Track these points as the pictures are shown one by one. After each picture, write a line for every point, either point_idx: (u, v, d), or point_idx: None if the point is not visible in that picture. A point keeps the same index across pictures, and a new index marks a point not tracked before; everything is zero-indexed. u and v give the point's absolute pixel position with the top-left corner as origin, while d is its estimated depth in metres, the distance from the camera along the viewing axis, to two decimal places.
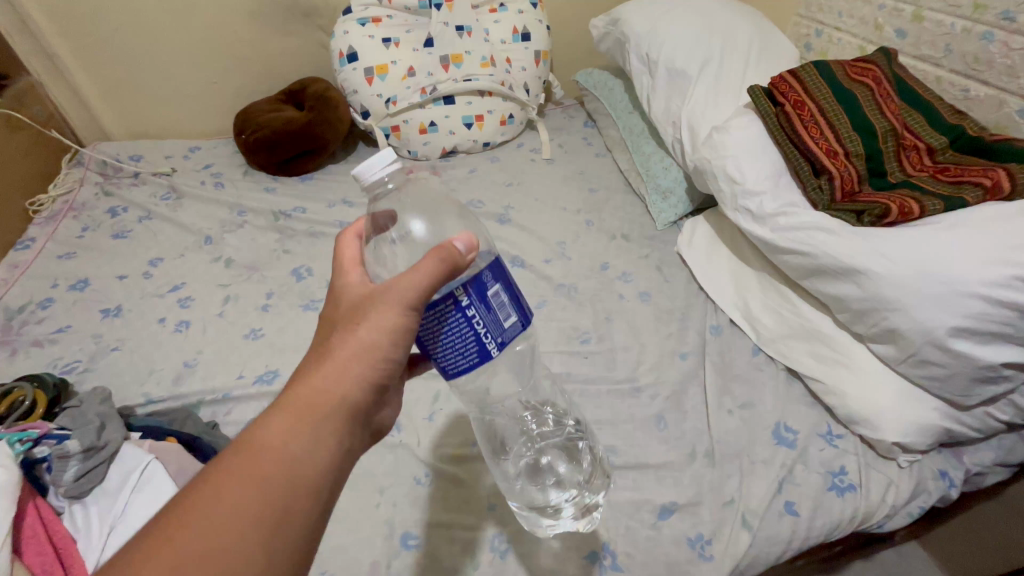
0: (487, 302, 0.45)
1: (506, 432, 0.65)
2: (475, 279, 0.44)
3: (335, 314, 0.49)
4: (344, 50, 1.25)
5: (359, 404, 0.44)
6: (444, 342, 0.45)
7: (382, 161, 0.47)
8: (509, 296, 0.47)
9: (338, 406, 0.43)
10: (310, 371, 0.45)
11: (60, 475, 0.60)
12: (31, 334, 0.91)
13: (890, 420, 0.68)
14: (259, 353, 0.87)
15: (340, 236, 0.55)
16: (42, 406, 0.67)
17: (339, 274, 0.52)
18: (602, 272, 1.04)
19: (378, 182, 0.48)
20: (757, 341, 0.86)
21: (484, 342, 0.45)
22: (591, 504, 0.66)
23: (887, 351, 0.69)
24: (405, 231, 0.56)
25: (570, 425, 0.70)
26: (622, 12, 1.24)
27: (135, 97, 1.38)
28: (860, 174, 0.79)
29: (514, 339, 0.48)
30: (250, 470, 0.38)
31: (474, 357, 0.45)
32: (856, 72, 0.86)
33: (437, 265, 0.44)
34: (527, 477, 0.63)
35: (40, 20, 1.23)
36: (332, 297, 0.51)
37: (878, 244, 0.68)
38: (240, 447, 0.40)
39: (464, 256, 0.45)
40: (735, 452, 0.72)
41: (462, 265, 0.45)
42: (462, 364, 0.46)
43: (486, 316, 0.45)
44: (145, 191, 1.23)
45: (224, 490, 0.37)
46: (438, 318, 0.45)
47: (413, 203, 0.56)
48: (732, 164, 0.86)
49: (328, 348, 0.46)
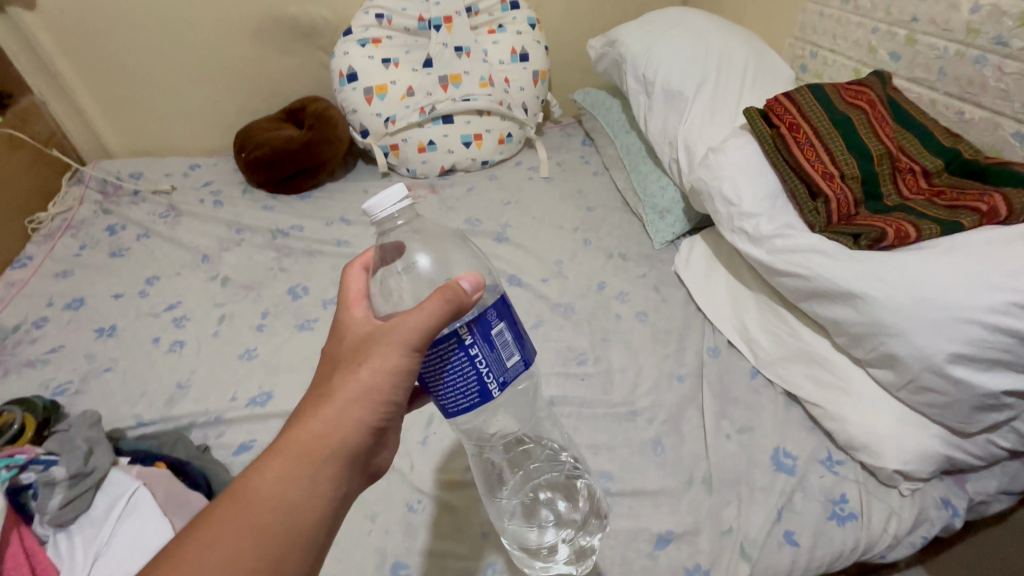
0: (490, 342, 0.45)
1: (504, 468, 0.64)
2: (480, 319, 0.44)
3: (337, 350, 0.50)
4: (344, 70, 1.27)
5: (358, 448, 0.45)
6: (446, 380, 0.46)
7: (392, 198, 0.48)
8: (512, 334, 0.47)
9: (337, 450, 0.44)
10: (311, 410, 0.45)
11: (46, 503, 0.59)
12: (24, 353, 0.91)
13: (891, 448, 0.66)
14: (253, 374, 0.87)
15: (347, 270, 0.56)
16: (30, 431, 0.67)
17: (344, 308, 0.53)
18: (599, 292, 1.03)
19: (388, 215, 0.49)
20: (755, 363, 0.85)
21: (485, 381, 0.46)
22: (587, 547, 0.64)
23: (886, 376, 0.68)
24: (410, 265, 0.56)
25: (570, 462, 0.69)
26: (619, 33, 1.25)
27: (137, 115, 1.39)
28: (856, 196, 0.79)
29: (514, 378, 0.48)
30: (249, 518, 0.40)
31: (474, 397, 0.46)
32: (851, 94, 0.87)
33: (441, 306, 0.44)
34: (522, 516, 0.62)
35: (46, 41, 1.25)
36: (335, 330, 0.52)
37: (875, 269, 0.68)
38: (240, 489, 0.41)
39: (470, 295, 0.45)
40: (733, 478, 0.71)
41: (467, 306, 0.45)
42: (463, 403, 0.46)
43: (488, 355, 0.45)
44: (144, 209, 1.24)
45: (223, 534, 0.39)
46: (440, 355, 0.45)
47: (420, 237, 0.57)
48: (728, 185, 0.86)
49: (328, 388, 0.47)
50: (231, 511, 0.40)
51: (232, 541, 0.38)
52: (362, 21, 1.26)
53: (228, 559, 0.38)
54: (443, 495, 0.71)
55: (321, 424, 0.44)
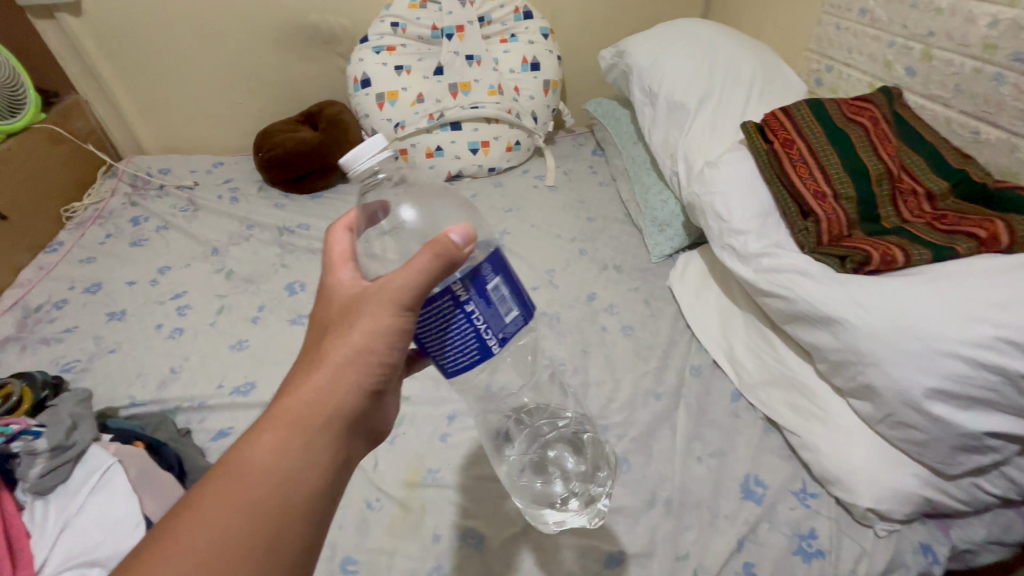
0: (487, 298, 0.46)
1: (509, 429, 0.66)
2: (474, 276, 0.45)
3: (326, 315, 0.50)
4: (359, 76, 1.31)
5: (354, 411, 0.46)
6: (449, 342, 0.47)
7: (370, 148, 0.51)
8: (509, 289, 0.48)
9: (332, 415, 0.45)
10: (303, 377, 0.46)
11: (28, 471, 0.63)
12: (41, 332, 0.98)
13: (866, 484, 0.62)
14: (241, 364, 0.90)
15: (331, 230, 0.56)
16: (27, 403, 0.72)
17: (329, 270, 0.53)
18: (587, 303, 1.02)
19: (366, 169, 0.51)
20: (738, 386, 0.82)
21: (485, 338, 0.47)
22: (596, 497, 0.68)
23: (865, 408, 0.64)
24: (397, 219, 0.58)
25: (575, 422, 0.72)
26: (628, 44, 1.24)
27: (169, 115, 1.49)
28: (850, 217, 0.75)
29: (515, 335, 0.49)
30: (247, 488, 0.41)
31: (475, 353, 0.47)
32: (853, 111, 0.83)
33: (430, 260, 0.45)
34: (532, 472, 0.64)
35: (89, 45, 1.35)
36: (323, 296, 0.52)
37: (854, 292, 0.64)
38: (237, 460, 0.42)
39: (461, 248, 0.46)
40: (697, 503, 0.69)
41: (459, 259, 0.46)
42: (464, 361, 0.47)
43: (485, 311, 0.46)
44: (167, 203, 1.32)
45: (222, 503, 0.40)
46: (439, 314, 0.46)
47: (405, 193, 0.59)
48: (720, 201, 0.84)
49: (318, 355, 0.47)
50: (226, 484, 0.41)
51: (230, 512, 0.40)
52: (377, 30, 1.30)
53: (229, 528, 0.39)
54: (402, 496, 0.72)
55: (312, 389, 0.45)
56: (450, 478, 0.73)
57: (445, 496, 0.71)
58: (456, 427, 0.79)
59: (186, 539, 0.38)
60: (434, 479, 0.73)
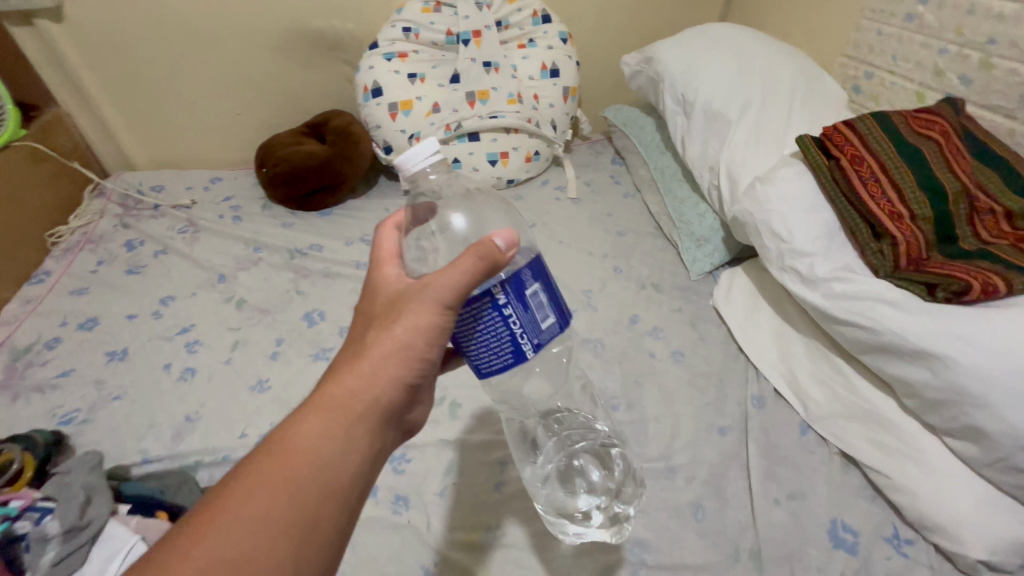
0: (525, 303, 0.42)
1: (536, 434, 0.66)
2: (513, 277, 0.41)
3: (369, 309, 0.46)
4: (369, 85, 1.22)
5: (393, 407, 0.41)
6: (478, 339, 0.43)
7: (422, 152, 0.44)
8: (548, 296, 0.43)
9: (372, 408, 0.40)
10: (342, 368, 0.42)
11: (39, 559, 0.55)
12: (33, 377, 0.88)
13: (972, 533, 0.60)
14: (264, 408, 0.82)
15: (379, 230, 0.50)
16: (30, 470, 0.65)
17: (376, 268, 0.48)
18: (631, 326, 0.96)
19: (421, 173, 0.45)
20: (805, 417, 0.78)
21: (519, 342, 0.42)
22: (621, 514, 0.67)
23: (967, 450, 0.61)
24: (445, 223, 0.52)
25: (603, 432, 0.70)
26: (656, 50, 1.19)
27: (160, 127, 1.38)
28: (927, 239, 0.71)
29: (551, 342, 0.44)
30: (283, 473, 0.36)
31: (508, 357, 0.42)
32: (921, 124, 0.79)
33: (474, 262, 0.40)
34: (556, 482, 0.63)
35: (70, 50, 1.23)
36: (367, 290, 0.48)
37: (955, 325, 0.61)
38: (272, 447, 0.38)
39: (504, 253, 0.41)
40: (783, 554, 0.65)
41: (501, 263, 0.41)
42: (496, 364, 0.43)
43: (523, 316, 0.42)
44: (163, 223, 1.22)
45: (254, 491, 0.35)
46: (471, 312, 0.42)
47: (454, 196, 0.53)
48: (778, 220, 0.79)
49: (361, 344, 0.43)
50: (259, 471, 0.36)
51: (265, 497, 0.35)
52: (389, 35, 1.22)
53: (262, 518, 0.34)
54: (462, 558, 0.65)
55: (357, 378, 0.41)
56: (514, 536, 0.67)
57: (512, 556, 0.65)
58: (511, 475, 0.73)
59: (222, 519, 0.34)
60: (496, 536, 0.67)
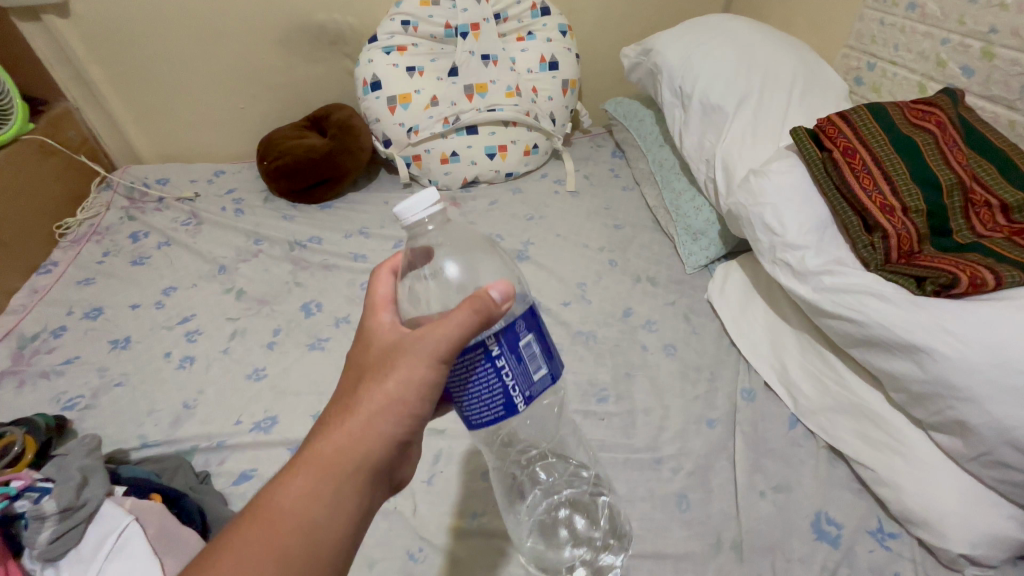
0: (518, 353, 0.42)
1: (522, 480, 0.65)
2: (508, 330, 0.41)
3: (363, 358, 0.45)
4: (368, 78, 1.22)
5: (382, 463, 0.41)
6: (470, 391, 0.42)
7: (423, 202, 0.43)
8: (540, 347, 0.43)
9: (360, 466, 0.40)
10: (333, 423, 0.42)
11: (35, 537, 0.57)
12: (39, 364, 0.91)
13: (956, 528, 0.59)
14: (260, 396, 0.84)
15: (375, 271, 0.52)
16: (30, 453, 0.67)
17: (370, 313, 0.49)
18: (624, 319, 0.96)
19: (418, 222, 0.44)
20: (795, 411, 0.77)
21: (511, 395, 0.41)
22: (607, 567, 0.63)
23: (953, 444, 0.61)
24: (437, 271, 0.50)
25: (590, 480, 0.69)
26: (655, 42, 1.18)
27: (166, 122, 1.40)
28: (920, 232, 0.70)
29: (542, 394, 0.44)
30: (272, 534, 0.37)
31: (499, 410, 0.42)
32: (917, 116, 0.78)
33: (467, 318, 0.40)
34: (540, 531, 0.63)
35: (78, 48, 1.26)
36: (361, 338, 0.48)
37: (943, 319, 0.60)
38: (263, 505, 0.38)
39: (499, 306, 0.41)
40: (766, 545, 0.65)
41: (497, 316, 0.40)
42: (487, 417, 0.42)
43: (515, 368, 0.41)
44: (168, 216, 1.24)
45: (244, 552, 0.36)
46: (464, 365, 0.41)
47: (450, 243, 0.51)
48: (770, 213, 0.78)
49: (352, 396, 0.43)
50: (248, 532, 0.37)
51: (255, 559, 0.36)
52: (388, 28, 1.21)
53: None
54: (447, 544, 0.67)
55: (347, 433, 0.41)
56: (497, 524, 0.68)
57: (494, 543, 0.66)
58: None
59: None
60: (481, 523, 0.68)
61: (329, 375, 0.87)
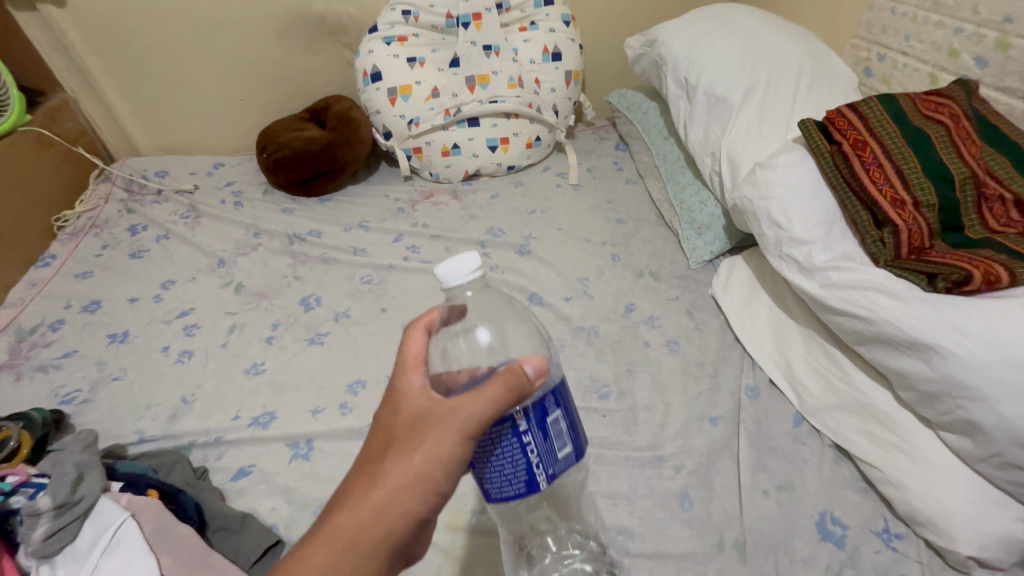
0: (545, 430, 0.41)
1: (533, 546, 0.59)
2: (539, 405, 0.40)
3: (388, 424, 0.43)
4: (368, 69, 1.20)
5: (403, 539, 0.41)
6: (493, 465, 0.41)
7: (463, 268, 0.44)
8: (567, 424, 0.43)
9: (381, 543, 0.39)
10: (355, 493, 0.41)
11: (31, 533, 0.57)
12: (37, 358, 0.91)
13: (965, 530, 0.58)
14: (258, 391, 0.84)
15: (407, 329, 0.47)
16: (26, 447, 0.67)
17: (398, 375, 0.45)
18: (626, 315, 0.94)
19: (457, 286, 0.45)
20: (800, 408, 0.76)
21: (534, 473, 0.41)
22: None
23: (962, 444, 0.60)
24: (469, 332, 0.49)
25: (600, 555, 0.64)
26: (660, 32, 1.16)
27: (165, 113, 1.39)
28: (931, 227, 0.68)
29: (565, 472, 0.43)
30: None
31: (520, 486, 0.41)
32: (929, 108, 0.76)
33: (501, 394, 0.39)
34: None
35: (75, 38, 1.24)
36: (386, 400, 0.45)
37: (953, 316, 0.59)
38: None
39: (532, 383, 0.40)
40: (769, 545, 0.64)
41: (529, 392, 0.40)
42: (507, 491, 0.42)
43: (541, 444, 0.41)
44: (166, 209, 1.23)
45: None
46: (489, 438, 0.41)
47: (486, 306, 0.50)
48: (776, 207, 0.76)
49: (376, 467, 0.41)
50: None
51: None
52: (388, 18, 1.19)
53: None
54: (446, 542, 0.66)
55: (370, 508, 0.40)
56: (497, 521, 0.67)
57: (494, 542, 0.65)
58: None
59: None
60: (480, 521, 0.67)
61: (328, 370, 0.86)
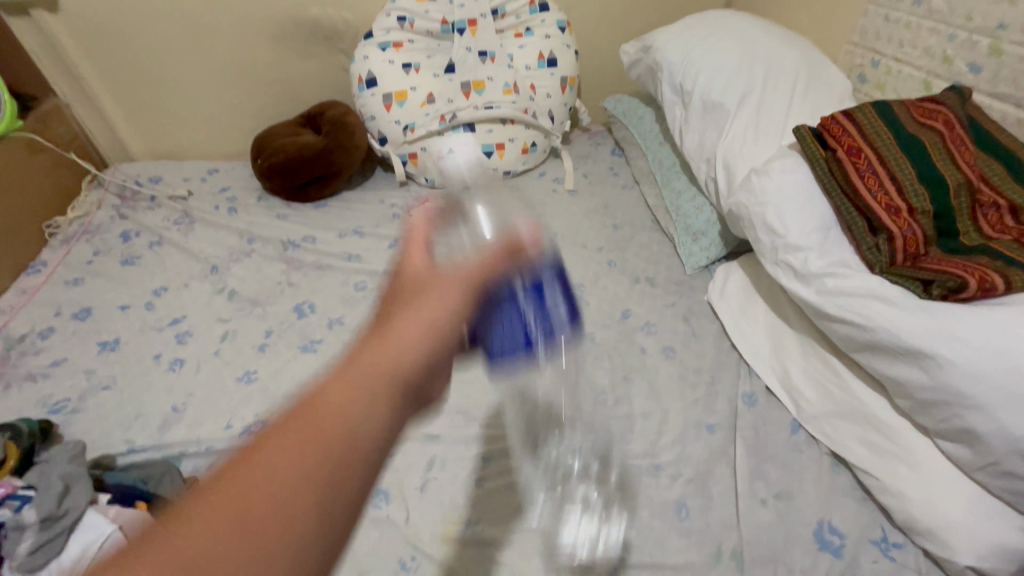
0: (540, 309, 0.52)
1: None
2: (537, 276, 0.51)
3: (393, 290, 0.44)
4: (363, 75, 1.20)
5: (417, 376, 0.37)
6: (499, 332, 0.50)
7: None
8: (564, 309, 0.54)
9: (395, 377, 0.35)
10: (362, 344, 0.37)
11: (15, 547, 0.56)
12: (26, 367, 0.90)
13: (962, 539, 0.58)
14: (250, 400, 0.83)
15: (409, 217, 0.53)
16: (13, 459, 0.67)
17: (402, 254, 0.47)
18: (622, 321, 0.94)
19: None
20: (797, 416, 0.76)
21: (533, 333, 0.52)
22: None
23: (960, 452, 0.59)
24: (471, 225, 0.59)
25: None
26: (655, 38, 1.16)
27: (159, 119, 1.38)
28: (927, 234, 0.68)
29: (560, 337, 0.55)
30: (293, 436, 0.30)
31: (521, 349, 0.51)
32: (924, 115, 0.76)
33: (507, 246, 0.49)
34: None
35: (69, 43, 1.23)
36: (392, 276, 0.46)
37: (950, 324, 0.58)
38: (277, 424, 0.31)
39: (534, 242, 0.51)
40: (767, 555, 0.64)
41: (531, 246, 0.50)
42: (508, 355, 0.51)
43: (537, 316, 0.52)
44: (159, 215, 1.22)
45: (253, 477, 0.28)
46: (497, 307, 0.49)
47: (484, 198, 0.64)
48: (772, 213, 0.76)
49: (384, 350, 0.37)
50: (258, 461, 0.29)
51: (267, 489, 0.28)
52: (383, 24, 1.19)
53: (262, 530, 0.27)
54: (440, 553, 0.65)
55: (374, 376, 0.35)
56: (493, 531, 0.67)
57: (489, 553, 0.65)
58: (493, 471, 0.73)
59: (214, 512, 0.27)
60: (475, 532, 0.67)
61: None
